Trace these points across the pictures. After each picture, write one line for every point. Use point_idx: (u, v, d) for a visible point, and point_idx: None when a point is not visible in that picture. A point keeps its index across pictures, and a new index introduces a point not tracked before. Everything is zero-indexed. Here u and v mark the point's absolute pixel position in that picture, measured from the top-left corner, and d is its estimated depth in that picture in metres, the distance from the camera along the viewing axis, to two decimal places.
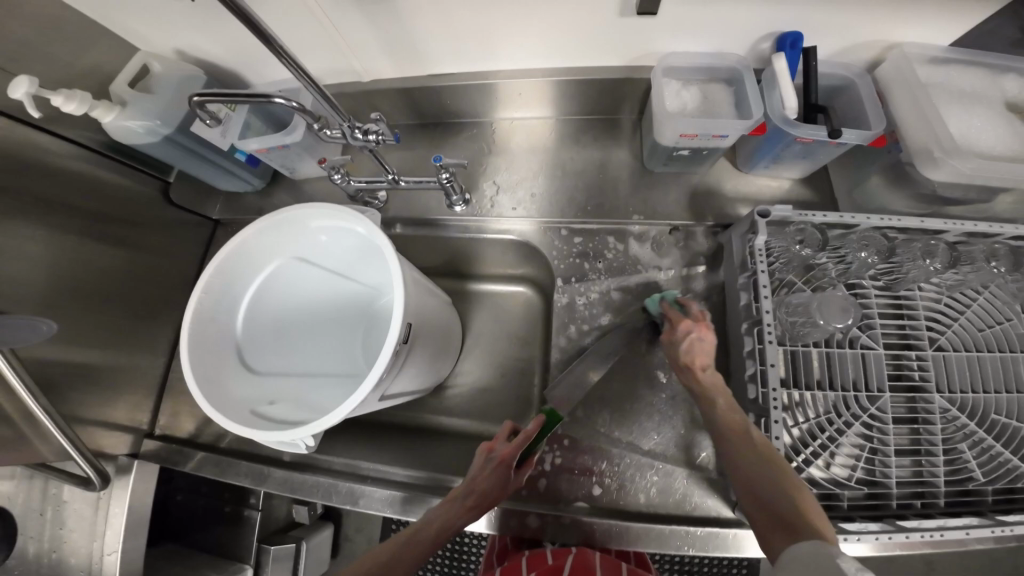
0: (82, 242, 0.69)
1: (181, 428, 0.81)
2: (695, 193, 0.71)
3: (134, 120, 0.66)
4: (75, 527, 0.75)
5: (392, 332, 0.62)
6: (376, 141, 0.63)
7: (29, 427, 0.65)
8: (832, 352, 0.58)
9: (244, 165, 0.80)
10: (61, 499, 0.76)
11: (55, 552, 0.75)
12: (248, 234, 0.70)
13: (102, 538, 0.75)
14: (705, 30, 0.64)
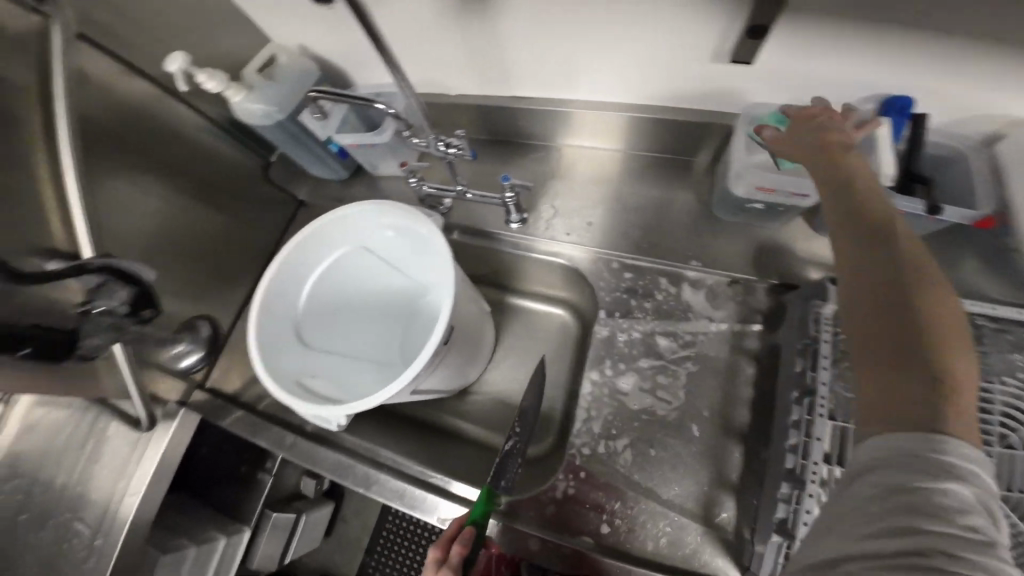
0: (185, 201, 0.78)
1: (229, 382, 0.88)
2: (762, 247, 0.68)
3: (256, 104, 0.74)
4: (104, 466, 0.87)
5: (436, 332, 0.66)
6: (454, 154, 0.67)
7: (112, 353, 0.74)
8: None
9: (335, 155, 0.88)
10: (105, 434, 0.90)
11: (80, 485, 0.87)
12: (328, 220, 0.77)
13: (116, 481, 0.87)
14: (801, 83, 0.62)
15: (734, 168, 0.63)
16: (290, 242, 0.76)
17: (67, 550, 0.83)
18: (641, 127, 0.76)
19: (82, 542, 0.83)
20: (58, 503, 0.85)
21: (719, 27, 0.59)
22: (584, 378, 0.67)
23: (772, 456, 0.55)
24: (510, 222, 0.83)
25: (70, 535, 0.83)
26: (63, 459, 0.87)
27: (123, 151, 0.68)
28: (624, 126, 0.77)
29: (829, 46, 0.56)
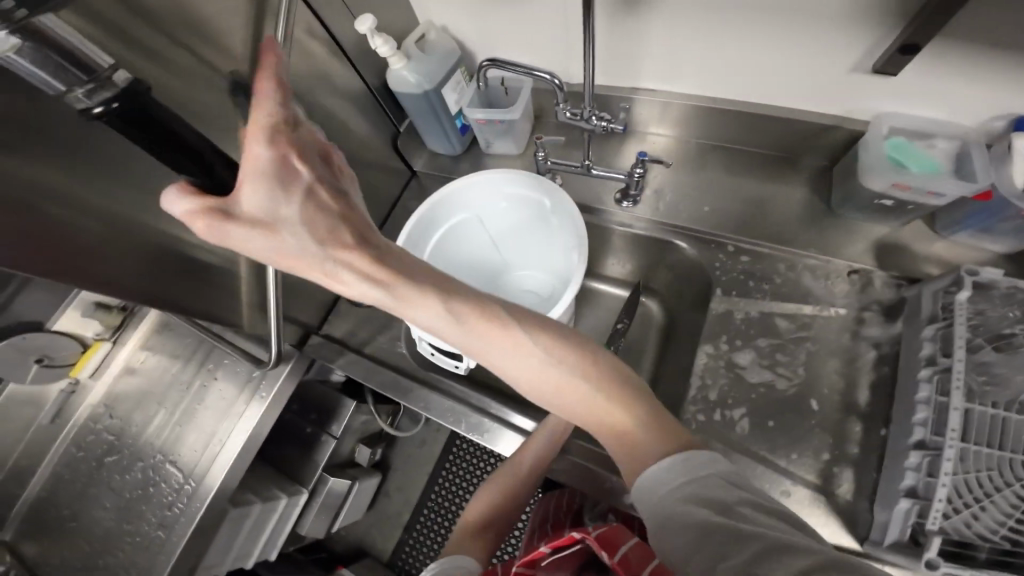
0: None
1: (336, 329, 0.92)
2: (879, 245, 0.72)
3: (411, 73, 0.83)
4: (209, 407, 0.84)
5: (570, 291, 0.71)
6: (604, 128, 0.74)
7: (254, 288, 0.79)
8: (1008, 415, 0.54)
9: (458, 129, 0.95)
10: (212, 377, 0.86)
11: (181, 426, 0.84)
12: (461, 183, 0.83)
13: (217, 425, 0.83)
14: (936, 98, 0.66)
15: (864, 168, 0.69)
16: (427, 199, 0.82)
17: (157, 491, 0.81)
18: (760, 125, 0.80)
19: (170, 489, 0.81)
20: (157, 442, 0.83)
21: (862, 42, 0.64)
22: (702, 351, 0.71)
23: (896, 432, 0.58)
24: (620, 203, 0.86)
25: (161, 478, 0.81)
26: (171, 397, 0.86)
27: (299, 103, 0.75)
28: (743, 124, 0.81)
29: (967, 65, 0.60)
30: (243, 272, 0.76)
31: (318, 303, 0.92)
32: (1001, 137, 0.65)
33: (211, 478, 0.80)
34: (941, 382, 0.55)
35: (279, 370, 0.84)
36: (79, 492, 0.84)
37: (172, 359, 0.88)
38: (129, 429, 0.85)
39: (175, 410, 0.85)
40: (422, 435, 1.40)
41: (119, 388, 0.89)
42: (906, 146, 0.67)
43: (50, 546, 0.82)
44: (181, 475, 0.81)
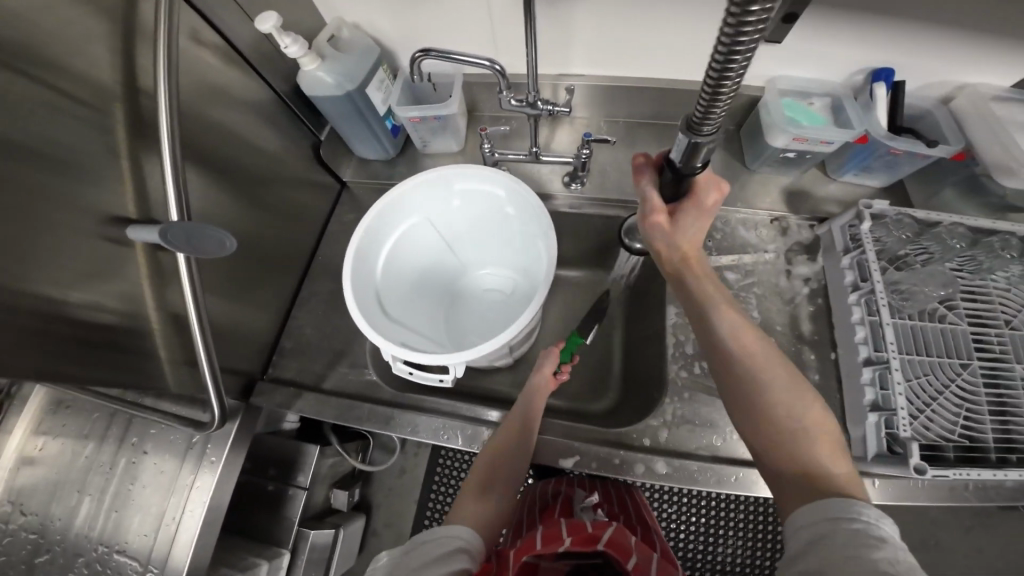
0: (232, 177, 0.73)
1: (288, 368, 0.82)
2: (790, 194, 0.83)
3: (329, 73, 0.76)
4: (148, 485, 0.70)
5: (543, 281, 0.71)
6: (550, 112, 0.75)
7: (178, 338, 0.67)
8: (927, 326, 0.63)
9: (389, 131, 0.89)
10: (140, 452, 0.71)
11: (117, 511, 0.69)
12: (404, 188, 0.78)
13: (164, 504, 0.69)
14: (815, 60, 0.77)
15: (768, 126, 0.78)
16: (372, 208, 0.76)
17: None
18: (679, 100, 0.87)
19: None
20: (92, 536, 0.68)
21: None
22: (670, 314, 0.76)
23: (844, 354, 0.68)
24: (568, 185, 0.89)
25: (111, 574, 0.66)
26: (92, 481, 0.70)
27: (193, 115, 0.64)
28: (663, 101, 0.88)
29: (835, 33, 0.71)
30: (161, 326, 0.64)
31: (262, 343, 0.81)
32: (861, 88, 0.78)
33: (175, 558, 0.67)
34: (868, 303, 0.66)
35: (226, 429, 0.72)
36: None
37: (80, 438, 0.72)
38: (39, 537, 0.68)
39: (103, 495, 0.69)
40: (401, 463, 1.31)
41: (14, 489, 0.71)
42: (795, 105, 0.78)
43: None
44: (130, 569, 0.66)
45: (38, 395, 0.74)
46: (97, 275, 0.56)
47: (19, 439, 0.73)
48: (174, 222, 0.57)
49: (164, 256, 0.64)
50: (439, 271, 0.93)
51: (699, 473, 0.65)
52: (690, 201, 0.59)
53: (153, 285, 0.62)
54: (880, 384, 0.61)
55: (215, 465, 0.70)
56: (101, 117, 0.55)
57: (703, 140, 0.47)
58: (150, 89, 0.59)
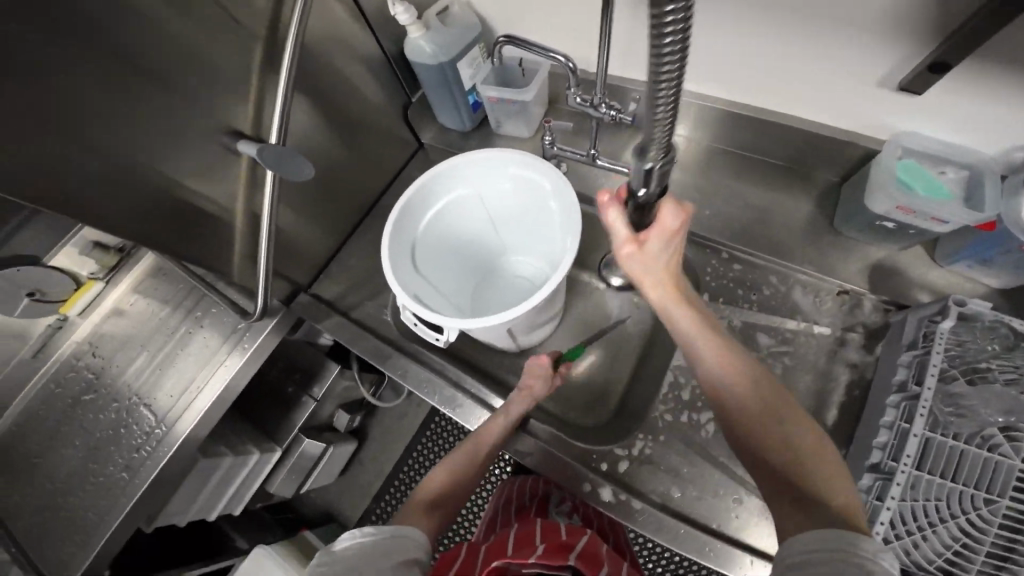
0: (328, 118, 0.84)
1: (327, 290, 0.94)
2: (873, 269, 0.72)
3: (425, 43, 0.84)
4: (188, 355, 0.87)
5: (555, 279, 0.71)
6: (613, 117, 0.74)
7: (249, 240, 0.81)
8: (967, 449, 0.56)
9: (469, 106, 0.95)
10: (201, 322, 0.89)
11: (161, 368, 0.87)
12: (462, 160, 0.83)
13: (194, 375, 0.86)
14: (964, 120, 0.62)
15: (871, 186, 0.67)
16: (428, 171, 0.83)
17: (132, 429, 0.85)
18: (774, 134, 0.78)
19: (130, 436, 0.85)
20: (135, 384, 0.87)
21: (892, 60, 0.60)
22: None
23: (855, 453, 0.62)
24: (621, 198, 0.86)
25: (139, 416, 0.86)
26: (155, 340, 0.90)
27: (306, 59, 0.75)
28: (754, 130, 0.79)
29: (999, 96, 0.57)
30: (239, 226, 0.79)
31: (312, 262, 0.94)
32: (1020, 168, 0.61)
33: (184, 422, 0.84)
34: (907, 409, 0.58)
35: (260, 328, 0.86)
36: (47, 433, 0.87)
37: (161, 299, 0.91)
38: (108, 370, 0.89)
39: (156, 353, 0.89)
40: (404, 409, 1.43)
41: (104, 328, 0.92)
42: (916, 169, 0.65)
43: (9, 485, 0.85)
44: (147, 419, 0.85)
45: (146, 262, 0.94)
46: (208, 176, 0.70)
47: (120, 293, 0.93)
48: (271, 145, 0.70)
49: (258, 169, 0.77)
50: (477, 245, 0.97)
51: (640, 513, 0.66)
52: (657, 227, 0.56)
53: (241, 193, 0.76)
54: (877, 491, 0.56)
55: (236, 358, 0.85)
56: (237, 52, 0.67)
57: (652, 167, 0.46)
58: (278, 32, 0.71)
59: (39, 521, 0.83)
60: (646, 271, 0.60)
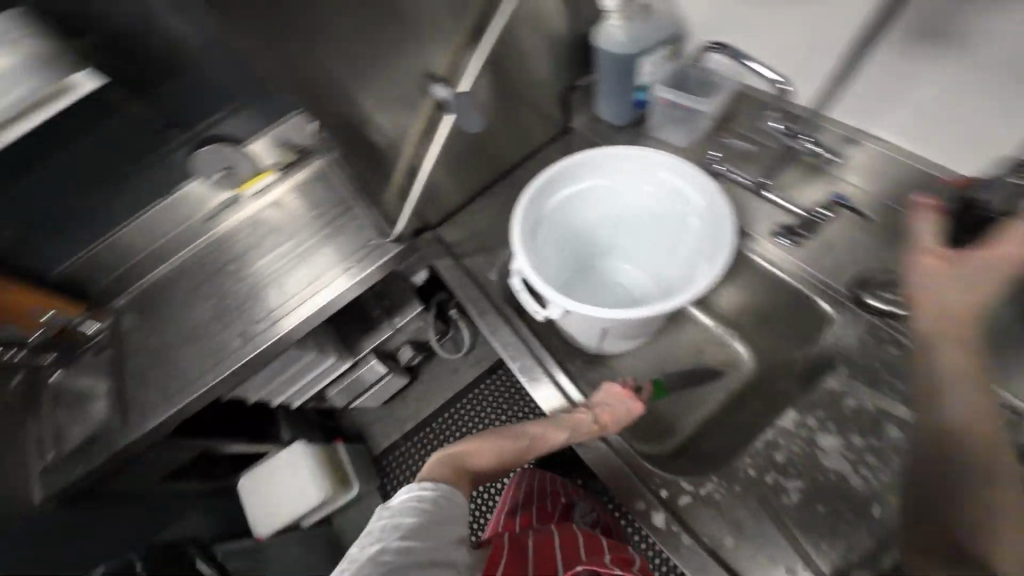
0: (505, 81, 0.88)
1: (445, 235, 1.00)
2: None
3: (622, 31, 0.83)
4: (316, 257, 1.01)
5: (685, 294, 0.67)
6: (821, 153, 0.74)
7: (402, 170, 0.88)
8: None
9: (633, 103, 0.94)
10: (334, 233, 1.03)
11: (291, 260, 1.02)
12: (619, 150, 0.81)
13: (314, 274, 1.00)
14: None
15: None
16: (584, 151, 0.81)
17: (255, 301, 1.01)
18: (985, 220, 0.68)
19: (244, 315, 1.00)
20: (267, 267, 1.03)
21: None
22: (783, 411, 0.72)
23: None
24: (777, 236, 0.83)
25: (263, 292, 1.01)
26: (295, 236, 1.05)
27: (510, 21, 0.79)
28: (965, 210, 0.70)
29: None
30: (402, 157, 0.86)
31: (441, 207, 0.99)
32: None
33: (296, 309, 0.98)
34: None
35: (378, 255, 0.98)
36: (195, 281, 1.06)
37: (319, 199, 1.07)
38: (250, 252, 1.05)
39: (290, 251, 1.04)
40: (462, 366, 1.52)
41: (260, 213, 1.09)
42: None
43: (146, 318, 1.05)
44: (264, 304, 1.00)
45: (315, 168, 1.11)
46: (387, 112, 0.78)
47: (287, 185, 1.10)
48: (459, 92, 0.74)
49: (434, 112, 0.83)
50: (592, 239, 0.95)
51: (686, 548, 0.65)
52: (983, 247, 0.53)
53: (415, 128, 0.83)
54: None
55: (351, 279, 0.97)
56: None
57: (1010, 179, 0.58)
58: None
59: (166, 355, 1.02)
60: (937, 283, 0.54)
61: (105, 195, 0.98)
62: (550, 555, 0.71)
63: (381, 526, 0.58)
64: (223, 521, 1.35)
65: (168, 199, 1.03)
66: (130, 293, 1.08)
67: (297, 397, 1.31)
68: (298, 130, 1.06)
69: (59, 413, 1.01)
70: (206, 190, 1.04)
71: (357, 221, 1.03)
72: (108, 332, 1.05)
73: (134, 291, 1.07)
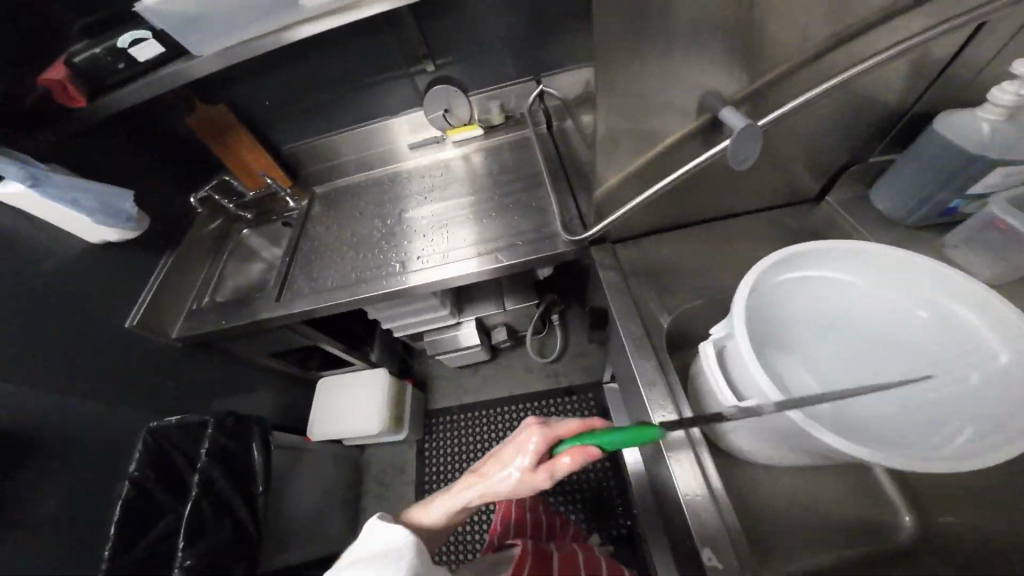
0: (785, 128, 0.77)
1: (624, 254, 0.92)
2: None
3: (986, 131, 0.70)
4: (480, 219, 1.12)
5: (977, 459, 0.50)
6: None
7: (631, 178, 0.79)
8: None
9: (943, 210, 0.79)
10: (504, 204, 1.14)
11: (460, 210, 1.16)
12: (885, 250, 0.67)
13: (473, 231, 1.09)
14: None
15: None
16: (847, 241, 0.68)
17: (417, 231, 1.13)
18: None
19: (401, 245, 1.11)
20: (438, 209, 1.18)
21: None
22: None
23: None
24: None
25: (427, 227, 1.13)
26: (469, 194, 1.20)
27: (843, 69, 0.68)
28: None
29: None
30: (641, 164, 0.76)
31: (635, 227, 0.91)
32: None
33: (446, 250, 1.06)
34: None
35: (540, 243, 1.00)
36: (380, 197, 1.27)
37: (502, 178, 1.21)
38: (425, 200, 1.22)
39: (461, 211, 1.16)
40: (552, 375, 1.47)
41: (449, 176, 1.28)
42: None
43: (332, 220, 1.25)
44: (423, 244, 1.10)
45: (516, 138, 1.32)
46: (657, 129, 0.70)
47: (485, 154, 1.31)
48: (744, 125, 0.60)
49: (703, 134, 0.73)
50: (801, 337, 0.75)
51: None
52: None
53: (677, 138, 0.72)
54: None
55: (506, 254, 1.00)
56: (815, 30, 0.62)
57: None
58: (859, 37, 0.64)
59: (329, 247, 1.16)
60: None
61: (356, 107, 1.29)
62: (571, 564, 0.90)
63: None
64: (280, 410, 1.49)
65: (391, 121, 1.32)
66: (334, 186, 1.36)
67: (402, 327, 1.40)
68: (515, 99, 1.31)
69: (253, 247, 1.39)
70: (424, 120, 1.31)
71: (532, 209, 1.10)
72: (305, 213, 1.28)
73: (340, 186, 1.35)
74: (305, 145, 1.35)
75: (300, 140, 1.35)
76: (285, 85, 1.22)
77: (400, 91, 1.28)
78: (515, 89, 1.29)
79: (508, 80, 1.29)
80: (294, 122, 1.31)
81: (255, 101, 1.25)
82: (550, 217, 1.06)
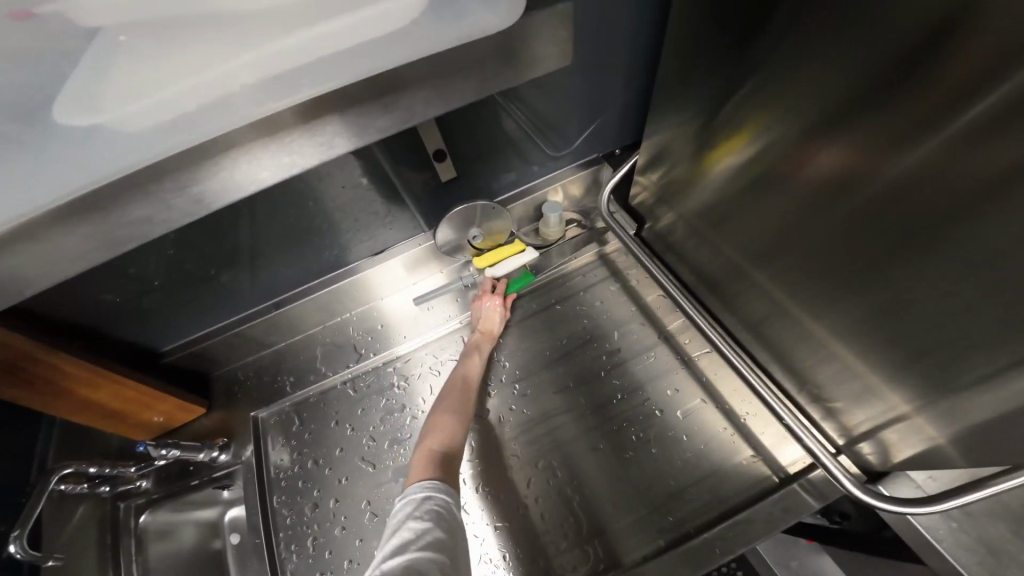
0: None
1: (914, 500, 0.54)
2: None
3: None
4: (603, 443, 0.66)
5: None
6: None
7: (970, 410, 0.45)
8: None
9: None
10: (641, 392, 0.68)
11: (565, 416, 0.68)
12: None
13: (610, 473, 0.64)
14: None
15: None
16: None
17: (507, 485, 0.65)
18: None
19: (491, 552, 0.61)
20: (526, 417, 0.69)
21: None
22: None
23: None
24: None
25: (524, 473, 0.65)
26: (567, 373, 0.72)
27: None
28: None
29: None
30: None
31: (915, 459, 0.54)
32: None
33: (588, 526, 0.61)
34: None
35: (739, 488, 0.60)
36: (408, 407, 0.75)
37: (601, 354, 0.72)
38: (483, 429, 0.69)
39: (562, 444, 0.66)
40: None
41: (504, 360, 0.74)
42: None
43: (316, 493, 0.70)
44: (530, 541, 0.61)
45: (588, 258, 0.81)
46: None
47: (547, 299, 0.79)
48: None
49: None
50: None
51: None
52: None
53: None
54: None
55: (693, 519, 0.59)
56: None
57: None
58: None
59: (360, 544, 0.66)
60: None
61: (311, 263, 0.73)
62: None
63: (429, 501, 0.51)
64: None
65: (378, 267, 0.78)
66: (289, 404, 0.78)
67: None
68: (569, 198, 0.82)
69: (169, 524, 0.81)
70: (431, 255, 0.80)
71: (693, 419, 0.65)
72: (256, 486, 0.71)
73: (301, 402, 0.78)
74: (228, 337, 0.76)
75: (206, 334, 0.74)
76: (169, 270, 0.62)
77: (387, 220, 0.72)
78: (574, 180, 0.80)
79: (562, 168, 0.78)
80: (194, 315, 0.70)
81: (100, 311, 0.62)
82: (742, 441, 0.63)
